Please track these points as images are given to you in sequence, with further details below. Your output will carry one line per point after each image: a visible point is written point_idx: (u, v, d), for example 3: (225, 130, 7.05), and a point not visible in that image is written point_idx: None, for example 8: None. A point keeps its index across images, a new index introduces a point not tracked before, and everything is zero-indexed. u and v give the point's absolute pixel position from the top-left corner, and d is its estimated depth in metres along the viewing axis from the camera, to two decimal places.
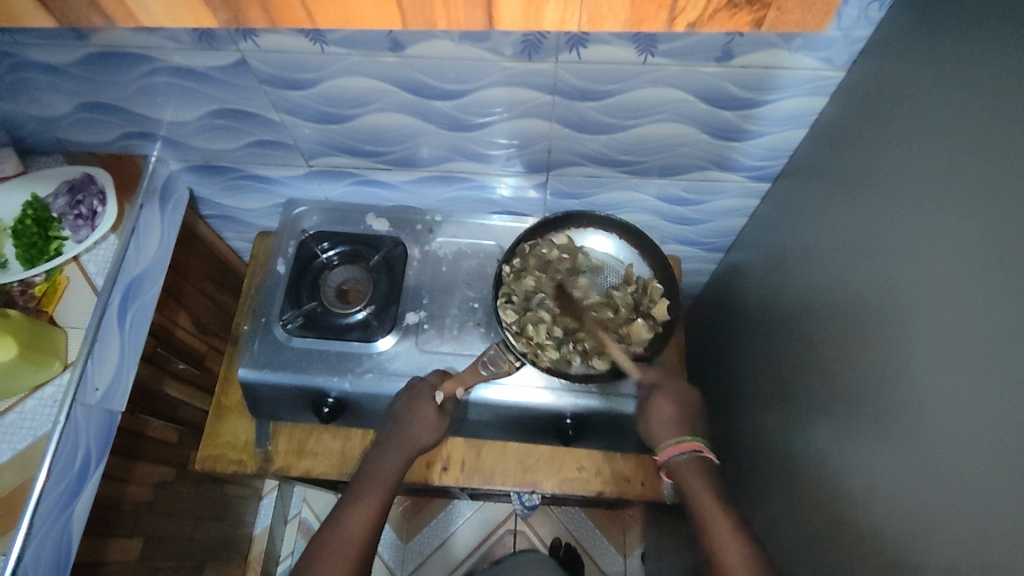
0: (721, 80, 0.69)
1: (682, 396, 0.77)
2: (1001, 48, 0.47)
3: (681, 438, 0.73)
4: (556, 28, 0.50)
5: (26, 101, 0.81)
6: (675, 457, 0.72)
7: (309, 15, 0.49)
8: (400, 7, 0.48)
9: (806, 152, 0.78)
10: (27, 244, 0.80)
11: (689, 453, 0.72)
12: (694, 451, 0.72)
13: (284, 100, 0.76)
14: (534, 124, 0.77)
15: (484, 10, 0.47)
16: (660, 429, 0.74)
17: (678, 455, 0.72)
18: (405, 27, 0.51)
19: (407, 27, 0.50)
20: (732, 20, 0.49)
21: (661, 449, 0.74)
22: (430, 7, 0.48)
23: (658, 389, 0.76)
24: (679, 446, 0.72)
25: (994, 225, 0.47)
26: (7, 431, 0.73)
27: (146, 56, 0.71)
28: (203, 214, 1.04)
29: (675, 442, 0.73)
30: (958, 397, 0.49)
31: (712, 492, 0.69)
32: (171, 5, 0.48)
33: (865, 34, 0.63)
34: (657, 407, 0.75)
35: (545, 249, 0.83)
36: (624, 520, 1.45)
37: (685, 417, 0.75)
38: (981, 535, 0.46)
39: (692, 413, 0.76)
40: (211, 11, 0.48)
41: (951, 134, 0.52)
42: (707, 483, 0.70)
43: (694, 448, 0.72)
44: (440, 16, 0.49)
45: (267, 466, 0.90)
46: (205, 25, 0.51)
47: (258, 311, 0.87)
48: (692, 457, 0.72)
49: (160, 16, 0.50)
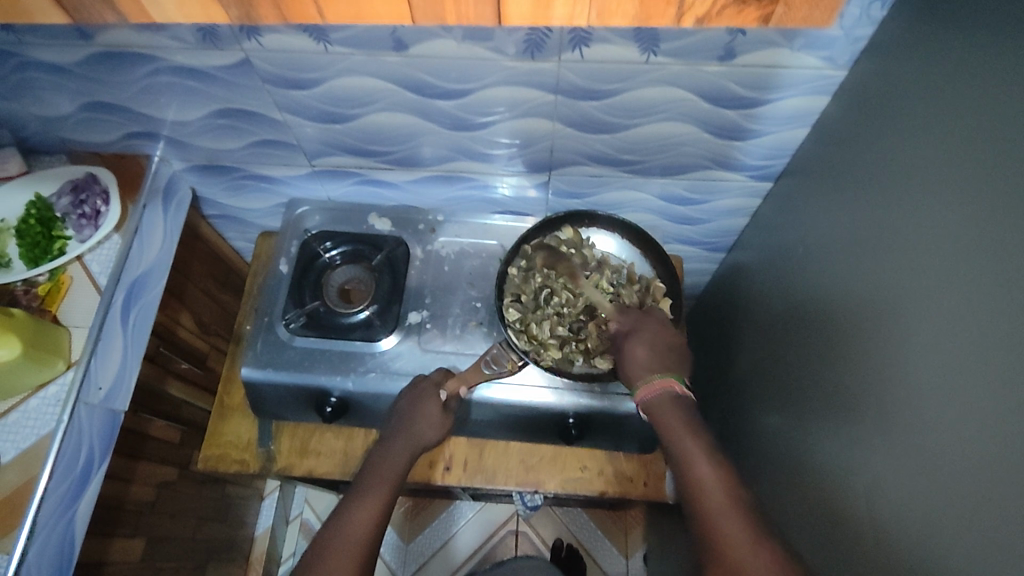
0: (723, 79, 0.69)
1: (659, 336, 0.72)
2: (1004, 45, 0.47)
3: (655, 375, 0.69)
4: (565, 22, 0.52)
5: (29, 101, 0.81)
6: (651, 396, 0.68)
7: (319, 10, 0.51)
8: (410, 5, 0.50)
9: (808, 151, 0.78)
10: (30, 243, 0.80)
11: (664, 391, 0.68)
12: (669, 388, 0.68)
13: (287, 100, 0.76)
14: (536, 123, 0.77)
15: (493, 7, 0.50)
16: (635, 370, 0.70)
17: (653, 394, 0.68)
18: (416, 23, 0.53)
19: (417, 22, 0.52)
20: (740, 16, 0.51)
21: (635, 390, 0.70)
22: (440, 4, 0.50)
23: (633, 334, 0.73)
24: (654, 383, 0.69)
25: (995, 222, 0.47)
26: (11, 430, 0.73)
27: (150, 56, 0.71)
28: (205, 214, 1.04)
29: (648, 381, 0.69)
30: (961, 394, 0.49)
31: (689, 428, 0.65)
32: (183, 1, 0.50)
33: (868, 32, 0.63)
34: (634, 350, 0.71)
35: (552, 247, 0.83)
36: (626, 520, 1.45)
37: (662, 356, 0.70)
38: (986, 531, 0.46)
39: (673, 351, 0.71)
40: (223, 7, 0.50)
41: (953, 133, 0.52)
42: (684, 420, 0.66)
43: (669, 385, 0.68)
44: (450, 12, 0.51)
45: (270, 466, 0.90)
46: (216, 21, 0.53)
47: (262, 311, 0.87)
48: (667, 395, 0.68)
49: (174, 13, 0.51)
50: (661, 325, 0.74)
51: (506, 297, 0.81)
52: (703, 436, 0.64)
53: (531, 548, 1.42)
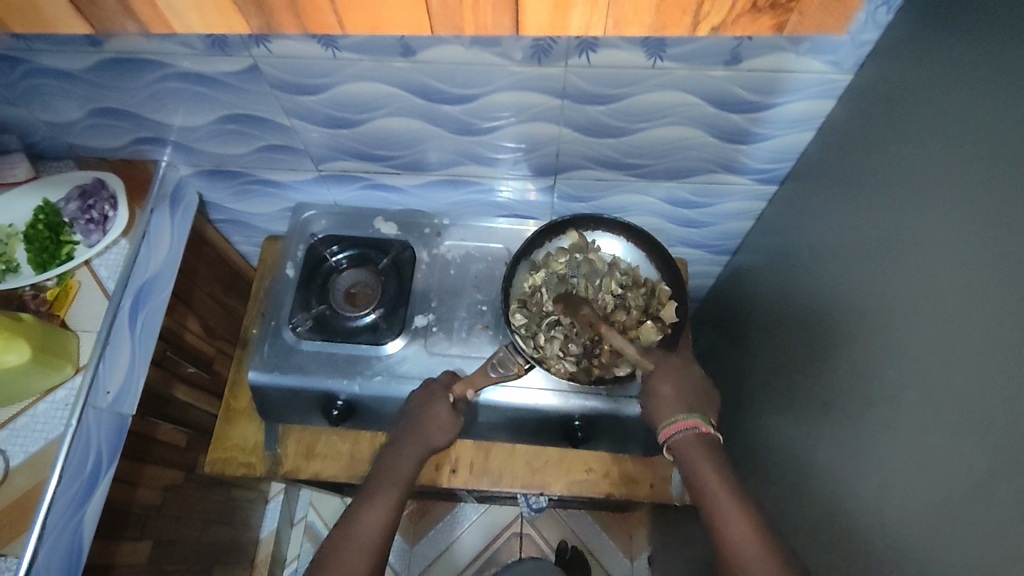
0: (728, 83, 0.69)
1: (683, 373, 0.73)
2: (1010, 50, 0.47)
3: (682, 415, 0.70)
4: (582, 31, 0.52)
5: (37, 107, 0.81)
6: (675, 435, 0.69)
7: (339, 19, 0.52)
8: (430, 13, 0.51)
9: (813, 155, 0.78)
10: (38, 248, 0.81)
11: (689, 431, 0.69)
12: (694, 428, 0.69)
13: (294, 105, 0.77)
14: (542, 128, 0.77)
15: (511, 15, 0.51)
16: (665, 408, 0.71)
17: (677, 433, 0.69)
18: (434, 32, 0.54)
19: (435, 32, 0.53)
20: (755, 24, 0.53)
21: (660, 429, 0.71)
22: (458, 12, 0.51)
23: (659, 370, 0.72)
24: (679, 423, 0.69)
25: (1000, 224, 0.48)
26: (19, 435, 0.74)
27: (158, 62, 0.71)
28: (212, 218, 1.05)
29: (676, 420, 0.70)
30: (966, 395, 0.49)
31: (715, 469, 0.66)
32: (204, 11, 0.51)
33: (873, 37, 0.64)
34: (660, 389, 0.72)
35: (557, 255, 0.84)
36: (631, 523, 1.45)
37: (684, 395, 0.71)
38: (993, 532, 0.46)
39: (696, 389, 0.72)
40: (244, 16, 0.51)
41: (958, 137, 0.52)
42: (709, 460, 0.67)
43: (695, 425, 0.69)
44: (468, 21, 0.52)
45: (277, 469, 0.90)
46: (236, 31, 0.53)
47: (269, 315, 0.88)
48: (693, 434, 0.69)
49: (194, 22, 0.52)
50: (684, 362, 0.74)
51: (512, 306, 0.82)
52: (727, 475, 0.66)
53: (536, 550, 1.42)
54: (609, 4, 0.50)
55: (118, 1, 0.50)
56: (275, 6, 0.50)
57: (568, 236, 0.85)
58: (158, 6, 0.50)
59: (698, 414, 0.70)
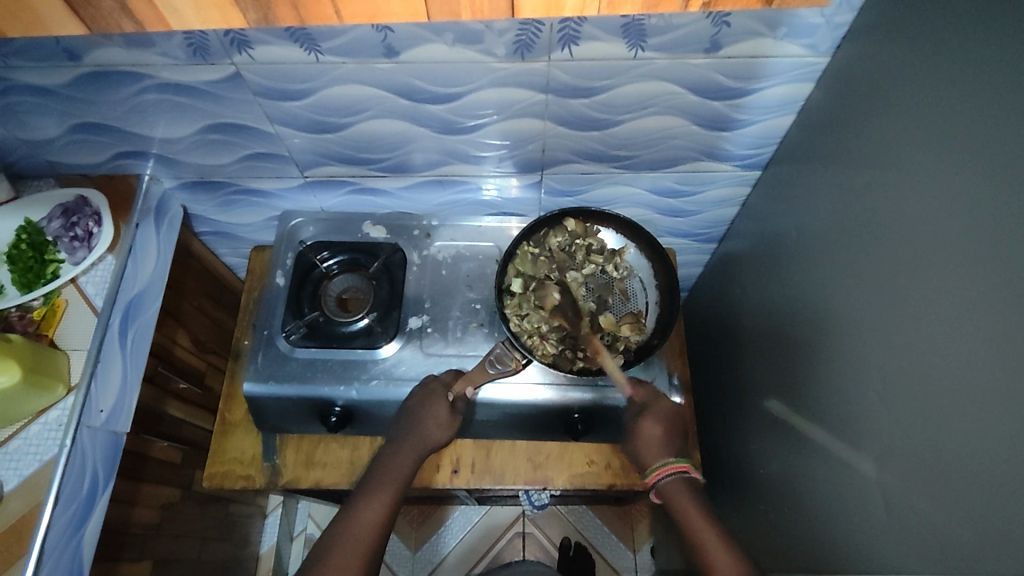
0: (709, 70, 0.71)
1: (671, 417, 0.79)
2: (988, 21, 0.49)
3: (662, 461, 0.76)
4: (576, 13, 0.50)
5: (15, 126, 0.80)
6: (663, 478, 0.75)
7: (337, 9, 0.49)
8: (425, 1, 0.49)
9: (795, 138, 0.80)
10: (23, 269, 0.79)
11: (674, 475, 0.75)
12: (680, 472, 0.74)
13: (278, 112, 0.77)
14: (527, 124, 0.78)
15: None
16: (649, 449, 0.77)
17: (666, 476, 0.75)
18: (429, 19, 0.51)
19: (432, 19, 0.51)
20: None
21: (649, 468, 0.76)
22: None
23: (648, 410, 0.78)
24: (667, 468, 0.75)
25: (984, 187, 0.49)
26: (12, 458, 0.72)
27: (138, 73, 0.71)
28: (197, 231, 1.04)
29: (657, 466, 0.75)
30: (958, 357, 0.50)
31: (704, 508, 0.71)
32: (200, 5, 0.48)
33: (848, 19, 0.65)
34: (645, 428, 0.78)
35: (558, 237, 0.84)
36: (632, 515, 1.45)
37: (669, 439, 0.77)
38: (995, 488, 0.47)
39: (678, 436, 0.78)
40: (241, 11, 0.48)
41: (938, 109, 0.54)
42: (694, 501, 0.72)
43: (679, 470, 0.75)
44: (464, 4, 0.49)
45: (277, 479, 0.89)
46: (234, 28, 0.50)
47: (261, 325, 0.87)
48: (679, 478, 0.74)
49: (191, 19, 0.49)
50: (679, 412, 0.80)
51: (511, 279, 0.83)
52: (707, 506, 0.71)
53: (540, 548, 1.42)
54: None
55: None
56: None
57: (570, 220, 0.85)
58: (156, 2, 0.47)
59: (680, 458, 0.76)
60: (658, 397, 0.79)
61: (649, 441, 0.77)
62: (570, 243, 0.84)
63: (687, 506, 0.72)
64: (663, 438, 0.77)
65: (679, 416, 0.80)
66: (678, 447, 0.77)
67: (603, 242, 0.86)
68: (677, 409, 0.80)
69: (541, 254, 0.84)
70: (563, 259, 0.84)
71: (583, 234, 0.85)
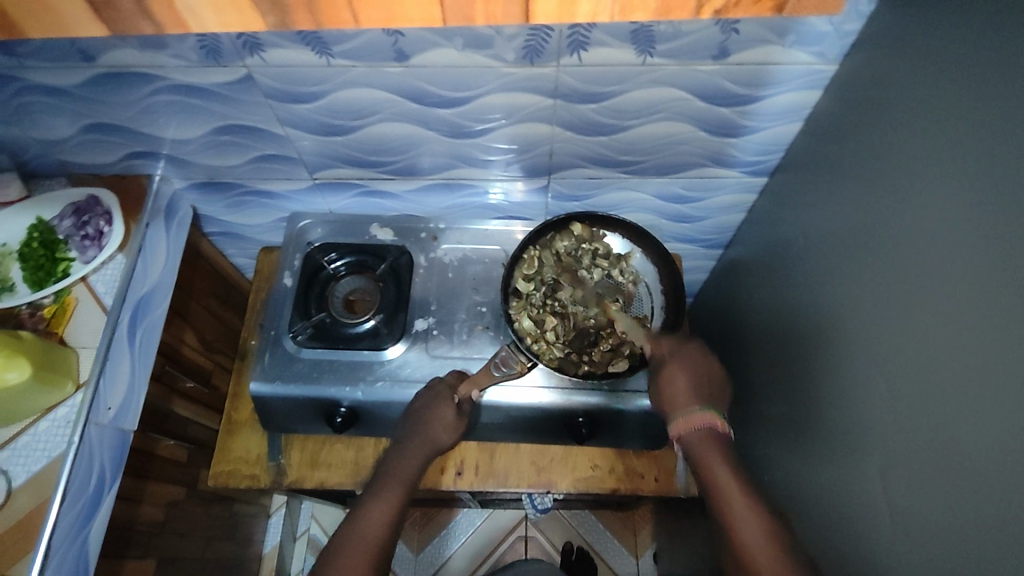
0: (717, 77, 0.71)
1: (699, 367, 0.74)
2: (995, 31, 0.49)
3: (691, 410, 0.70)
4: (588, 20, 0.50)
5: (28, 125, 0.81)
6: (691, 430, 0.69)
7: (353, 14, 0.49)
8: (441, 6, 0.48)
9: (801, 145, 0.80)
10: (34, 266, 0.81)
11: (704, 427, 0.69)
12: (710, 424, 0.69)
13: (288, 114, 0.77)
14: (535, 128, 0.78)
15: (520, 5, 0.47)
16: (676, 401, 0.72)
17: (695, 428, 0.69)
18: (445, 24, 0.51)
19: (447, 24, 0.50)
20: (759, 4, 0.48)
21: (674, 421, 0.71)
22: (469, 3, 0.48)
23: (672, 363, 0.73)
24: (694, 419, 0.69)
25: (990, 194, 0.49)
26: (22, 454, 0.73)
27: (150, 75, 0.72)
28: (205, 232, 1.04)
29: (685, 416, 0.69)
30: (963, 366, 0.50)
31: (732, 466, 0.66)
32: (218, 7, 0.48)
33: (856, 27, 0.66)
34: (671, 381, 0.72)
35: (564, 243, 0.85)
36: (634, 521, 1.45)
37: (699, 389, 0.72)
38: (998, 495, 0.47)
39: (708, 386, 0.73)
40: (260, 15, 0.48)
41: (945, 118, 0.54)
42: (725, 457, 0.67)
43: (711, 421, 0.69)
44: (479, 10, 0.49)
45: (281, 479, 0.90)
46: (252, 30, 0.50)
47: (268, 326, 0.87)
48: (708, 430, 0.69)
49: (211, 23, 0.49)
50: (702, 355, 0.75)
51: (518, 284, 0.83)
52: (739, 468, 0.66)
53: (542, 552, 1.42)
54: None
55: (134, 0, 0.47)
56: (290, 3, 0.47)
57: (576, 225, 0.85)
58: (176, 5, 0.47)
59: (712, 409, 0.70)
60: (681, 350, 0.75)
61: (677, 392, 0.72)
62: (577, 248, 0.85)
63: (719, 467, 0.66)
64: (691, 389, 0.72)
65: (707, 362, 0.75)
66: (710, 398, 0.72)
67: (609, 247, 0.86)
68: (705, 358, 0.75)
69: (547, 259, 0.84)
70: (569, 263, 0.85)
71: (590, 239, 0.86)
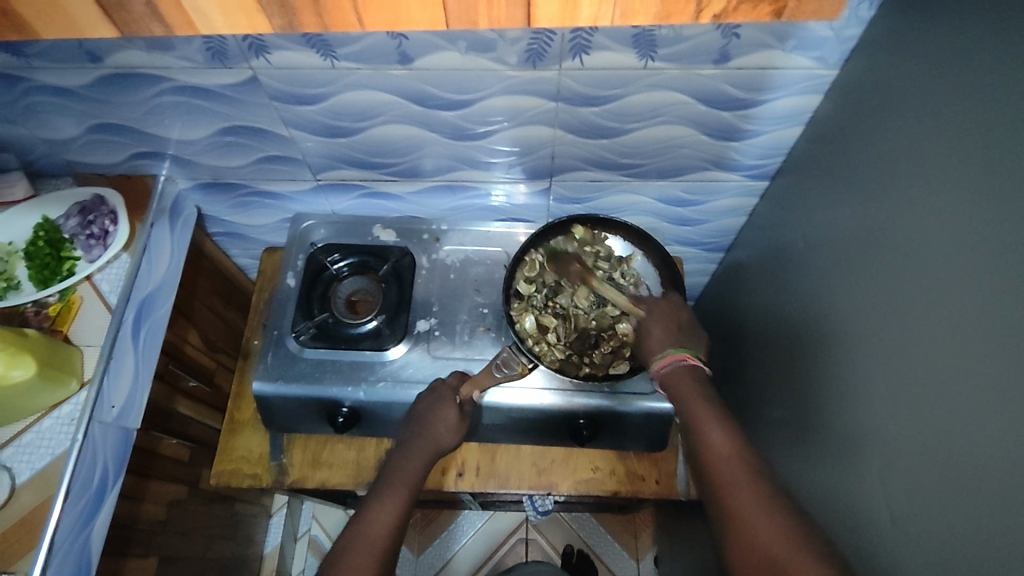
0: (719, 81, 0.71)
1: (674, 315, 0.76)
2: (994, 37, 0.49)
3: (664, 352, 0.72)
4: (590, 24, 0.50)
5: (36, 125, 0.82)
6: (666, 367, 0.71)
7: (359, 17, 0.50)
8: (445, 9, 0.49)
9: (802, 149, 0.80)
10: (39, 265, 0.81)
11: (677, 363, 0.71)
12: (683, 361, 0.71)
13: (293, 115, 0.78)
14: (537, 131, 0.79)
15: (523, 8, 0.48)
16: (653, 345, 0.74)
17: (669, 364, 0.71)
18: (449, 28, 0.52)
19: (451, 27, 0.51)
20: (756, 11, 0.49)
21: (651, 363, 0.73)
22: (472, 5, 0.49)
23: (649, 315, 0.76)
24: (668, 357, 0.72)
25: (988, 199, 0.49)
26: (26, 451, 0.73)
27: (157, 76, 0.73)
28: (210, 232, 1.05)
29: (660, 357, 0.72)
30: (962, 368, 0.51)
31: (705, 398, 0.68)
32: (227, 9, 0.49)
33: (856, 32, 0.66)
34: (649, 328, 0.75)
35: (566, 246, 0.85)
36: (635, 524, 1.45)
37: (676, 332, 0.74)
38: (995, 497, 0.47)
39: (686, 331, 0.75)
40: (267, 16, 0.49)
41: (945, 122, 0.54)
42: (698, 391, 0.69)
43: (682, 359, 0.71)
44: (482, 13, 0.49)
45: (283, 478, 0.90)
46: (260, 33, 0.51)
47: (271, 325, 0.88)
48: (683, 367, 0.71)
49: (219, 25, 0.50)
50: (678, 306, 0.77)
51: (519, 287, 0.84)
52: (714, 400, 0.68)
53: (543, 555, 1.42)
54: None
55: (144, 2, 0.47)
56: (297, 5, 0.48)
57: (577, 228, 0.86)
58: (186, 7, 0.48)
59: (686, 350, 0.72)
60: (657, 304, 0.77)
61: (654, 338, 0.74)
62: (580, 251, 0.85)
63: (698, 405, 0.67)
64: (667, 332, 0.74)
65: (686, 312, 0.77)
66: (688, 341, 0.74)
67: (610, 250, 0.86)
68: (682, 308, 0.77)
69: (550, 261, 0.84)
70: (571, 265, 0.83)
71: (591, 241, 0.86)
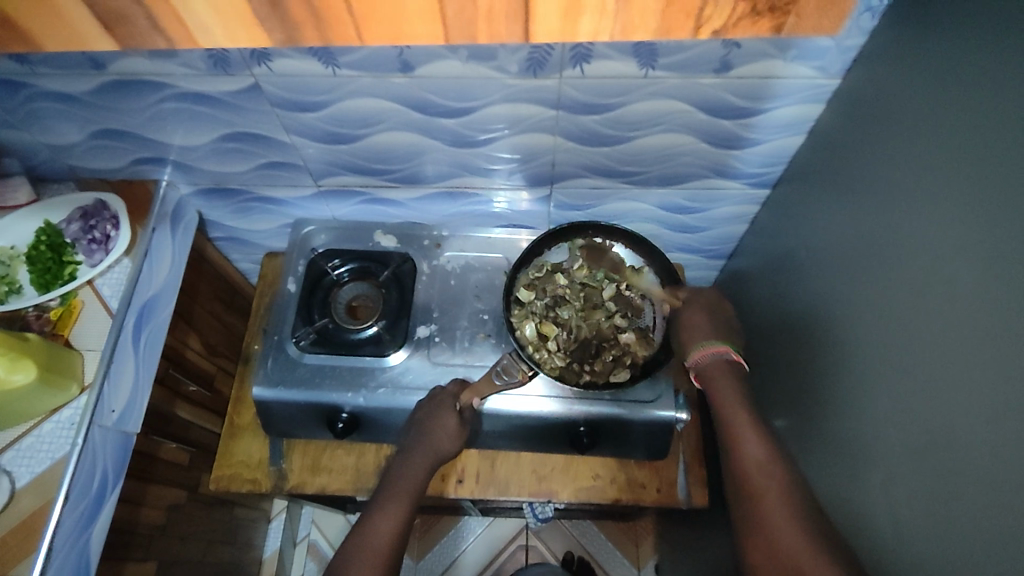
0: (720, 90, 0.72)
1: (714, 307, 0.77)
2: (994, 48, 0.49)
3: (705, 342, 0.74)
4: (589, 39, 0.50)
5: (39, 130, 0.82)
6: (706, 359, 0.73)
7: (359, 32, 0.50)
8: (446, 25, 0.49)
9: (803, 158, 0.80)
10: (41, 269, 0.82)
11: (716, 356, 0.73)
12: (722, 354, 0.73)
13: (295, 122, 0.78)
14: (538, 138, 0.79)
15: (523, 23, 0.48)
16: (693, 335, 0.76)
17: (710, 356, 0.73)
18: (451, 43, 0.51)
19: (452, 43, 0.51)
20: (755, 26, 0.49)
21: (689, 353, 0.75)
22: (473, 19, 0.48)
23: (689, 305, 0.78)
24: (708, 349, 0.73)
25: (988, 211, 0.49)
26: (25, 455, 0.74)
27: (159, 82, 0.73)
28: (211, 236, 1.05)
29: (701, 346, 0.74)
30: (963, 379, 0.51)
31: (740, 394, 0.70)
32: (228, 24, 0.48)
33: (857, 42, 0.66)
34: (690, 319, 0.77)
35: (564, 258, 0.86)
36: (636, 531, 1.45)
37: (716, 325, 0.76)
38: (994, 510, 0.47)
39: (726, 323, 0.76)
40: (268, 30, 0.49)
41: (946, 133, 0.54)
42: (734, 386, 0.71)
43: (721, 352, 0.73)
44: (482, 26, 0.49)
45: (283, 483, 0.90)
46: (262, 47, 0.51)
47: (271, 331, 0.88)
48: (722, 360, 0.73)
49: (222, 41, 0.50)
50: (718, 297, 0.79)
51: (518, 297, 0.84)
52: (748, 399, 0.70)
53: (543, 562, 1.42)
54: (614, 8, 0.47)
55: (146, 17, 0.47)
56: (298, 19, 0.48)
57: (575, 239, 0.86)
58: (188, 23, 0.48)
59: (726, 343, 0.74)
60: (698, 295, 0.79)
61: (694, 328, 0.76)
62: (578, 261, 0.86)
63: (729, 401, 0.69)
64: (707, 323, 0.76)
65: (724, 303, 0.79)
66: (728, 332, 0.75)
67: (610, 258, 0.86)
68: (720, 300, 0.79)
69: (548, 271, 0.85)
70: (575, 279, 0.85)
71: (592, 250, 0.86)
